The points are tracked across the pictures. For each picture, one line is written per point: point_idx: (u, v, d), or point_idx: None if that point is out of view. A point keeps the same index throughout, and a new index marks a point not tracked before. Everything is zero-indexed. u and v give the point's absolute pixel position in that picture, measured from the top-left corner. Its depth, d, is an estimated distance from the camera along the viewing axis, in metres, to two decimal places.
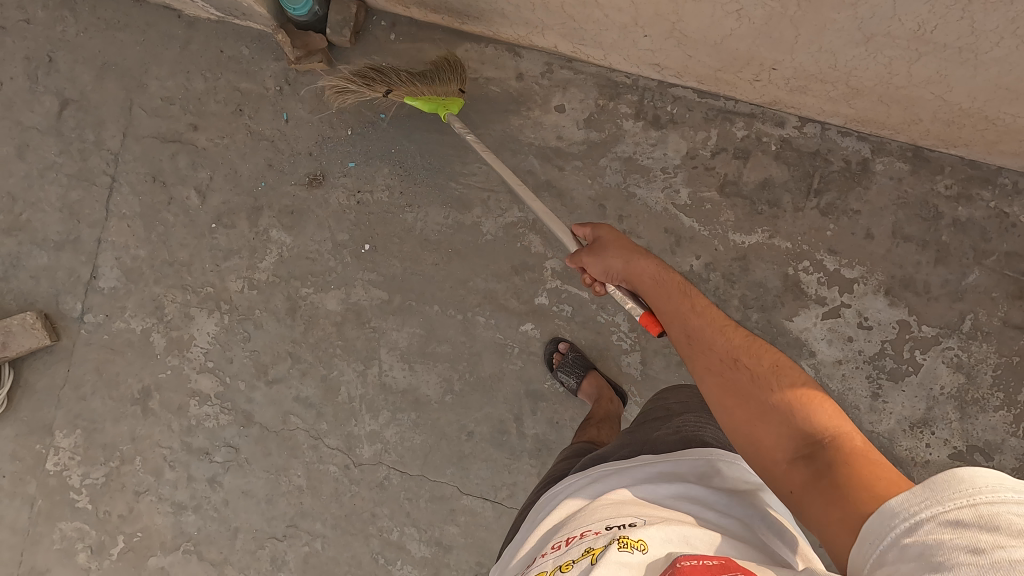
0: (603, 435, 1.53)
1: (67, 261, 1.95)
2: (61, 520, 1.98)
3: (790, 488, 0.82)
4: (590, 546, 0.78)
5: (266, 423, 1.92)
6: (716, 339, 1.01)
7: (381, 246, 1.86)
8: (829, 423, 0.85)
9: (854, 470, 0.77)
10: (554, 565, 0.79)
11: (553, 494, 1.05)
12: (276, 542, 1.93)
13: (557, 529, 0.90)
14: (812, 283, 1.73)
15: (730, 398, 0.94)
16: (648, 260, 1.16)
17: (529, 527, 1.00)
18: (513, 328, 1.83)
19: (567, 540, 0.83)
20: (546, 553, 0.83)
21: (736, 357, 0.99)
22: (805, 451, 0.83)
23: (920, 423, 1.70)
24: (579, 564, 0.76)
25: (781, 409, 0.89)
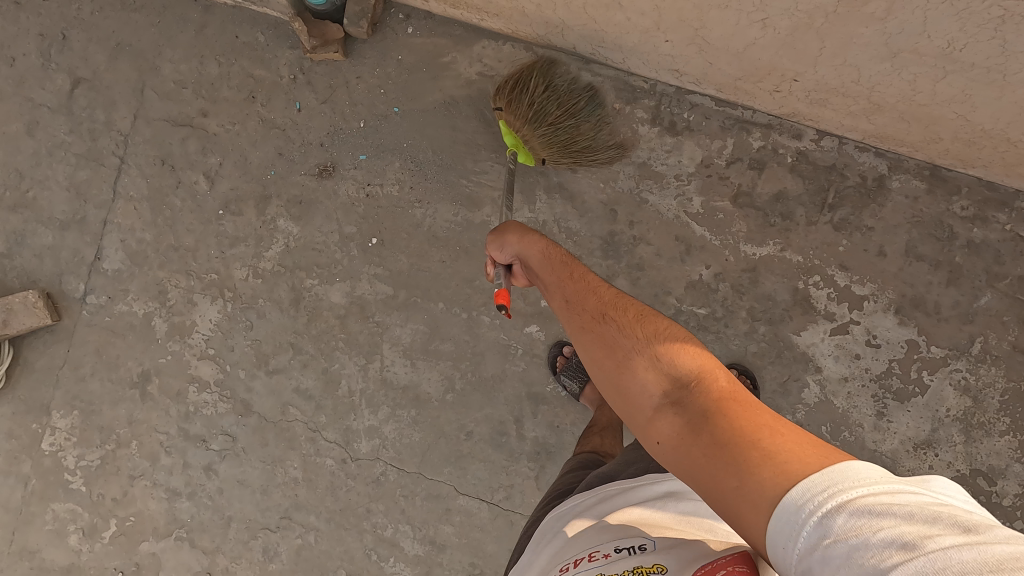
0: (605, 446, 1.51)
1: (72, 241, 1.94)
2: (54, 501, 1.98)
3: (659, 438, 0.82)
4: (604, 573, 0.82)
5: (265, 413, 1.91)
6: (609, 306, 1.02)
7: (388, 240, 1.84)
8: (694, 367, 0.85)
9: (727, 417, 0.76)
10: None
11: (568, 506, 1.07)
12: (269, 533, 1.92)
13: (571, 546, 0.94)
14: (822, 298, 1.71)
15: (600, 351, 0.96)
16: (538, 243, 1.21)
17: (546, 541, 1.03)
18: (517, 330, 1.82)
19: (581, 562, 0.87)
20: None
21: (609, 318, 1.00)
22: (675, 398, 0.82)
23: (924, 445, 1.69)
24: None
25: (638, 368, 0.89)
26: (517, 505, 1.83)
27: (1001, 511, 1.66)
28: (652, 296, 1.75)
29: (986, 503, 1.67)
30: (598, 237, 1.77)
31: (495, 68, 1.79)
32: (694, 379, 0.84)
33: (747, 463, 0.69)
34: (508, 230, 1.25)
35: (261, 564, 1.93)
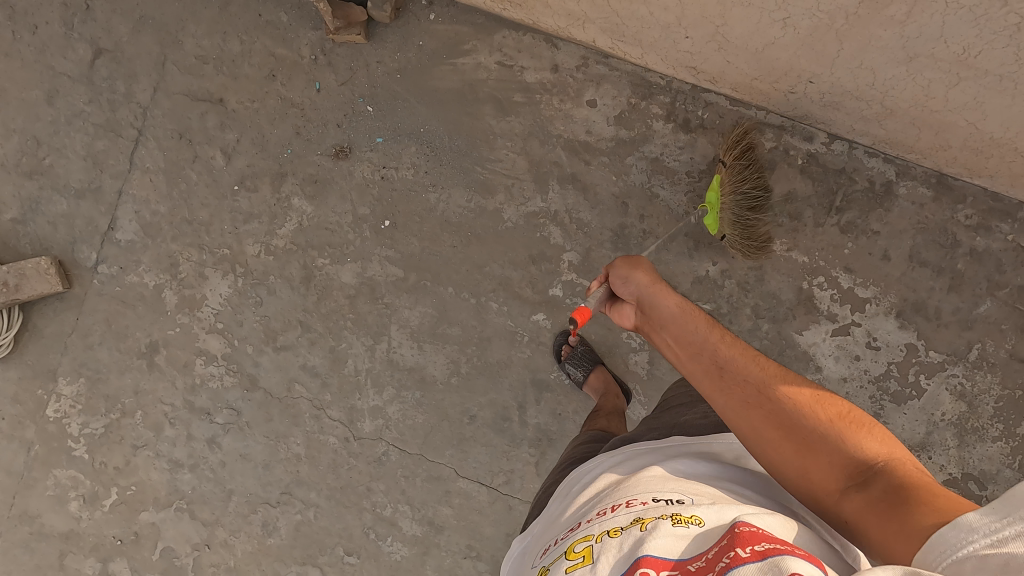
0: (613, 426, 1.55)
1: (87, 210, 1.95)
2: (56, 467, 2.00)
3: (843, 518, 0.87)
4: (640, 517, 0.81)
5: (270, 389, 1.93)
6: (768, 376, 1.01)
7: (401, 223, 1.86)
8: (880, 450, 0.88)
9: (912, 491, 0.82)
10: (599, 531, 0.82)
11: (591, 470, 1.08)
12: (269, 507, 1.94)
13: (600, 498, 0.93)
14: (825, 299, 1.74)
15: (774, 430, 0.95)
16: (673, 298, 1.11)
17: (566, 500, 1.03)
18: (525, 317, 1.84)
19: (614, 509, 0.86)
20: (592, 518, 0.86)
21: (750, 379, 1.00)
22: (860, 479, 0.87)
23: (918, 447, 1.72)
24: (628, 533, 0.79)
25: (826, 445, 0.91)
26: (515, 490, 1.86)
27: None
28: None
29: None
30: (609, 230, 1.79)
31: (514, 58, 1.82)
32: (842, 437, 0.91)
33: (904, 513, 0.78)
34: (625, 270, 1.14)
35: (260, 538, 1.95)
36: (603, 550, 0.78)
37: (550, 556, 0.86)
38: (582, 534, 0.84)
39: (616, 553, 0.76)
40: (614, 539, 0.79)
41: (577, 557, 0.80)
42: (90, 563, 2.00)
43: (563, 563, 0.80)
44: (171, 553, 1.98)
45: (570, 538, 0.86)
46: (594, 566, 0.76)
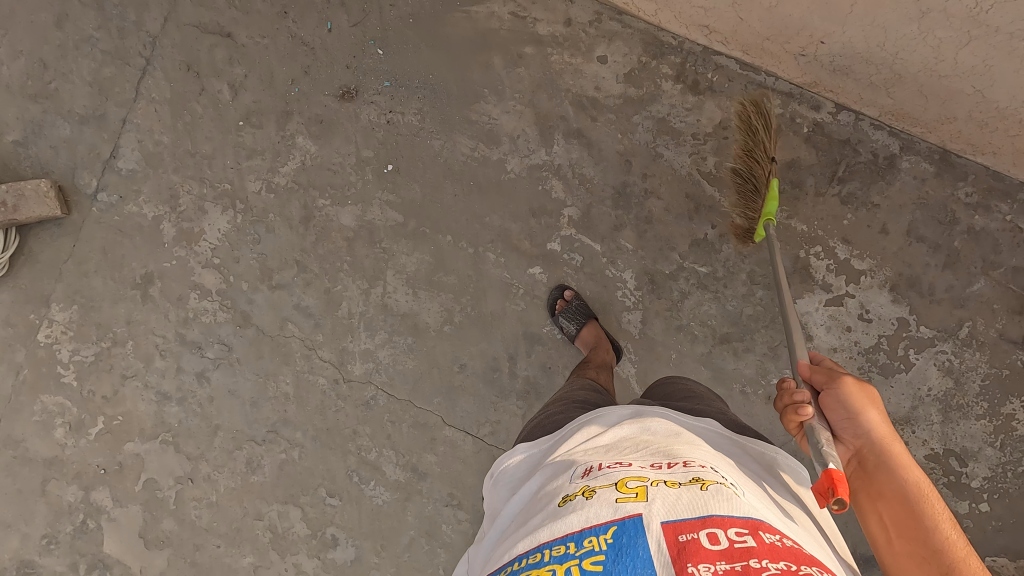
0: (601, 379, 1.55)
1: (90, 136, 1.94)
2: (44, 392, 2.00)
3: None
4: (696, 478, 0.80)
5: (263, 327, 1.92)
6: (961, 564, 0.86)
7: (404, 169, 1.86)
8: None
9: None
10: (653, 478, 0.81)
11: (615, 414, 1.06)
12: (254, 445, 1.95)
13: (645, 446, 0.91)
14: (821, 269, 1.75)
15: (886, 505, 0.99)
16: (915, 469, 0.97)
17: (585, 434, 1.01)
18: (521, 270, 1.84)
19: (665, 464, 0.85)
20: (641, 462, 0.85)
21: (939, 560, 0.87)
22: None
23: (902, 421, 1.74)
24: (686, 489, 0.77)
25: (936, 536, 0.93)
26: (501, 442, 1.87)
27: (968, 492, 1.73)
28: (657, 249, 1.80)
29: (955, 483, 1.73)
30: (611, 187, 1.80)
31: (528, 10, 1.83)
32: None
33: None
34: (852, 406, 1.08)
35: (244, 475, 1.96)
36: (660, 495, 0.76)
37: (590, 478, 0.83)
38: (634, 472, 0.83)
39: (675, 502, 0.74)
40: (670, 489, 0.77)
41: (629, 491, 0.77)
42: (72, 490, 2.02)
43: (613, 491, 0.77)
44: (154, 485, 2.00)
45: (613, 470, 0.84)
46: (650, 505, 0.74)
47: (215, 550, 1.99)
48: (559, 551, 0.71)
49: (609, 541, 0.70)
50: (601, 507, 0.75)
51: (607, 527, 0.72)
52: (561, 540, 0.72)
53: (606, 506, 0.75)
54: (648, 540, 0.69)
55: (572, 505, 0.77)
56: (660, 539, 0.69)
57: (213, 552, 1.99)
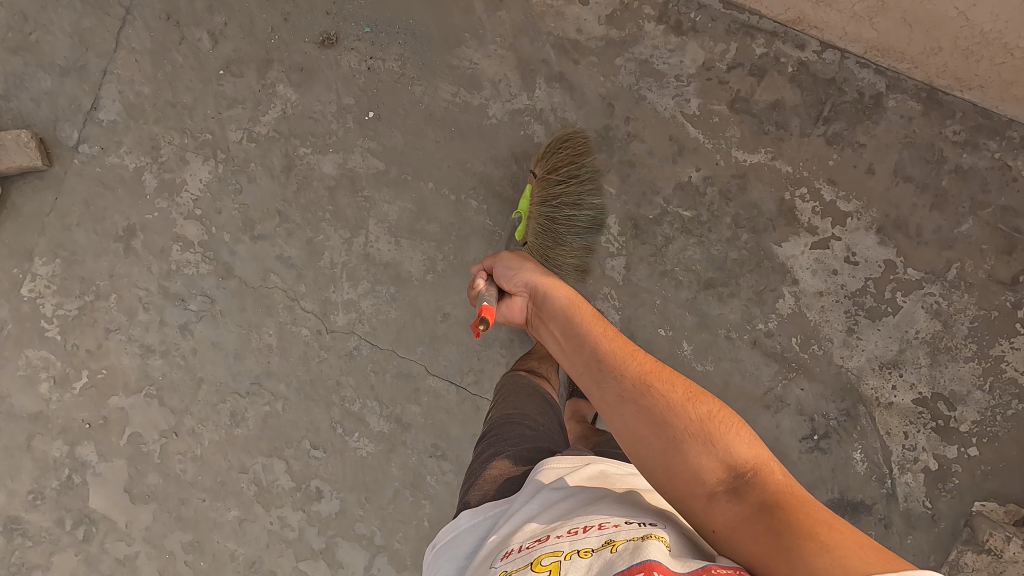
0: (541, 368, 1.59)
1: (70, 88, 1.93)
2: (29, 347, 2.00)
3: (713, 525, 0.81)
4: (611, 539, 0.79)
5: (246, 278, 1.91)
6: (610, 349, 1.01)
7: (385, 116, 1.84)
8: (748, 454, 0.84)
9: (786, 514, 0.75)
10: (568, 548, 0.81)
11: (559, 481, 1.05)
12: (238, 397, 1.94)
13: (569, 516, 0.91)
14: (807, 211, 1.72)
15: (652, 433, 0.88)
16: (564, 289, 1.19)
17: (528, 506, 1.01)
18: (504, 217, 1.82)
19: (585, 528, 0.84)
20: (560, 534, 0.85)
21: (593, 352, 1.02)
22: (729, 486, 0.82)
23: (889, 364, 1.72)
24: (597, 554, 0.76)
25: (693, 442, 0.86)
26: (485, 391, 1.85)
27: (956, 436, 1.71)
28: (640, 193, 1.77)
29: (943, 427, 1.71)
30: (594, 131, 1.78)
31: None
32: (750, 467, 0.83)
33: (801, 549, 0.70)
34: (513, 264, 1.28)
35: (228, 428, 1.95)
36: (570, 567, 0.76)
37: (513, 562, 0.84)
38: (551, 547, 0.83)
39: (583, 571, 0.74)
40: (582, 558, 0.77)
41: (542, 569, 0.77)
42: (58, 446, 2.01)
43: (527, 572, 0.78)
44: (139, 439, 1.99)
45: (535, 548, 0.85)
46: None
47: (201, 504, 1.98)
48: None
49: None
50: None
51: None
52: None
53: None
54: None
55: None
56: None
57: (198, 506, 1.98)
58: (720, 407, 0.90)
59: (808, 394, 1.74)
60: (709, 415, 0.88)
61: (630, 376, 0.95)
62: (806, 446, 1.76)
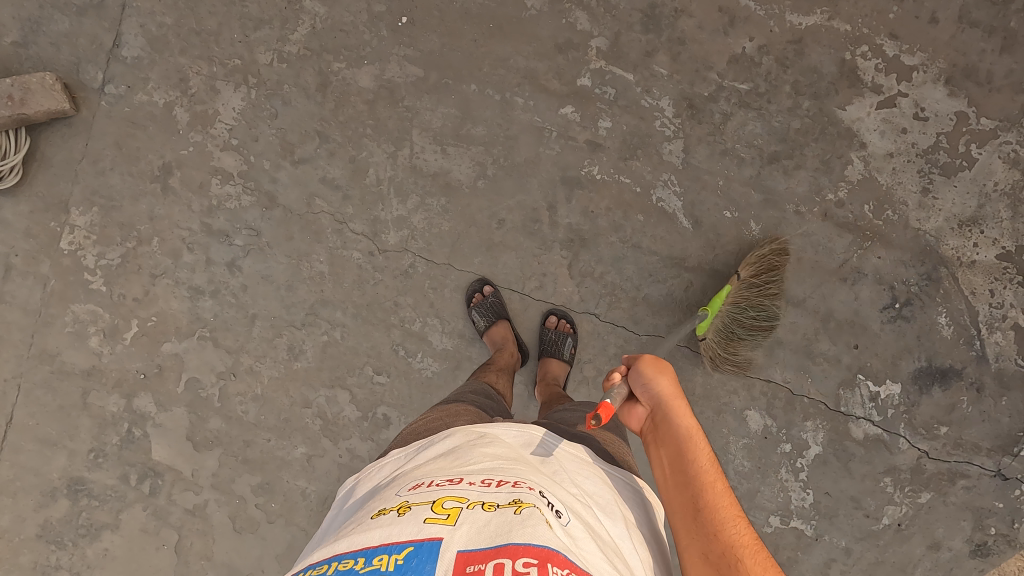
0: (499, 385, 1.60)
1: (90, 27, 1.87)
2: (74, 302, 1.95)
3: None
4: (519, 500, 0.77)
5: (290, 206, 1.86)
6: (721, 509, 0.89)
7: (419, 20, 1.78)
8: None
9: None
10: (475, 497, 0.78)
11: (478, 426, 1.03)
12: (295, 330, 1.89)
13: (489, 460, 0.89)
14: (870, 70, 1.66)
15: None
16: (688, 415, 1.02)
17: (442, 444, 0.98)
18: (552, 112, 1.76)
19: (497, 482, 0.82)
20: (472, 479, 0.82)
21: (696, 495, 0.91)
22: None
23: (969, 222, 1.66)
24: (501, 513, 0.74)
25: None
26: (549, 295, 1.80)
27: None
28: (693, 72, 1.71)
29: None
30: (638, 11, 1.71)
31: None
32: None
33: None
34: (646, 372, 1.08)
35: (287, 363, 1.90)
36: (471, 518, 0.72)
37: (415, 493, 0.80)
38: (459, 490, 0.79)
39: (483, 526, 0.71)
40: (485, 512, 0.74)
41: (441, 512, 0.73)
42: (114, 400, 1.97)
43: (425, 510, 0.74)
44: (196, 384, 1.94)
45: (441, 487, 0.81)
46: (455, 529, 0.70)
47: (267, 444, 1.94)
48: (344, 566, 0.67)
49: (398, 562, 0.66)
50: (406, 526, 0.71)
51: (402, 547, 0.68)
52: (353, 553, 0.69)
53: (410, 527, 0.71)
54: (436, 568, 0.65)
55: (382, 521, 0.74)
56: (448, 570, 0.65)
57: (264, 446, 1.94)
58: None
59: (886, 262, 1.68)
60: None
61: (722, 545, 0.86)
62: (888, 316, 1.70)
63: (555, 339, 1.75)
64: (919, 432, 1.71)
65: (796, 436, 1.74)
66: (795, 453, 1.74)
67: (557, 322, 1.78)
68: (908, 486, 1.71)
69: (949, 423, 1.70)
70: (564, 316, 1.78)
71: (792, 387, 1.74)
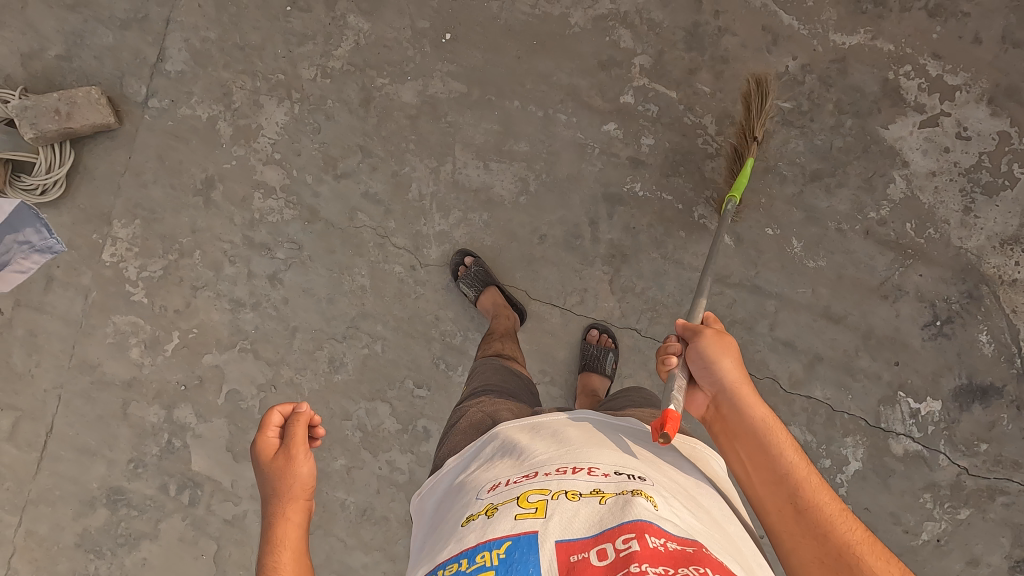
0: (506, 349, 1.59)
1: (133, 41, 1.88)
2: (115, 313, 1.97)
3: None
4: (599, 487, 0.80)
5: (332, 219, 1.87)
6: (805, 483, 0.89)
7: (462, 36, 1.79)
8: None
9: None
10: (556, 487, 0.80)
11: (534, 414, 1.04)
12: (335, 343, 1.90)
13: (558, 443, 0.90)
14: (912, 89, 1.67)
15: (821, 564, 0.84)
16: (756, 398, 0.99)
17: (503, 431, 0.98)
18: (595, 128, 1.77)
19: (572, 468, 0.85)
20: (547, 469, 0.84)
21: (775, 464, 0.91)
22: None
23: (1011, 240, 1.67)
24: (587, 502, 0.77)
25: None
26: (590, 310, 1.80)
27: None
28: (736, 90, 1.72)
29: None
30: (682, 29, 1.72)
31: None
32: None
33: None
34: (707, 355, 1.04)
35: (327, 375, 1.92)
36: (559, 510, 0.76)
37: (496, 492, 0.83)
38: (539, 483, 0.82)
39: (572, 517, 0.75)
40: (571, 502, 0.77)
41: (529, 507, 0.77)
42: (154, 411, 1.98)
43: (514, 507, 0.78)
44: (236, 396, 1.96)
45: (520, 482, 0.84)
46: (547, 522, 0.74)
47: None
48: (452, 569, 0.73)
49: (501, 557, 0.71)
50: (501, 524, 0.76)
51: (502, 543, 0.73)
52: (458, 557, 0.74)
53: (504, 526, 0.75)
54: (539, 558, 0.70)
55: (475, 524, 0.78)
56: (551, 561, 0.70)
57: None
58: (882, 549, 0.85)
59: (927, 279, 1.70)
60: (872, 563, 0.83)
61: (814, 519, 0.87)
62: (929, 334, 1.71)
63: (595, 353, 1.73)
64: (959, 449, 1.72)
65: (836, 452, 1.75)
66: (835, 469, 1.75)
67: (599, 337, 1.77)
68: (947, 503, 1.72)
69: (989, 440, 1.71)
70: (605, 330, 1.77)
71: (832, 403, 1.75)
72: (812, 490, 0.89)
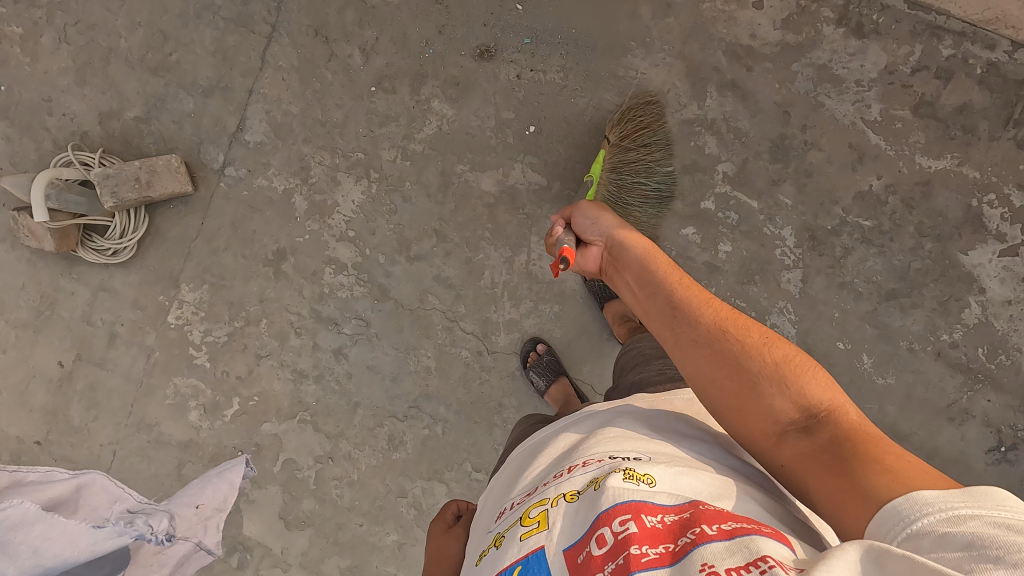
0: None
1: (214, 108, 1.88)
2: (176, 375, 1.93)
3: (782, 463, 0.73)
4: (595, 475, 0.72)
5: (402, 300, 1.87)
6: (726, 319, 0.85)
7: (547, 129, 1.81)
8: (824, 394, 0.73)
9: (857, 443, 0.67)
10: (555, 494, 0.73)
11: (542, 431, 0.96)
12: (395, 421, 1.91)
13: (562, 453, 0.83)
14: (995, 217, 1.69)
15: (719, 370, 0.80)
16: (641, 239, 1.03)
17: (521, 458, 0.92)
18: (673, 232, 1.76)
19: (569, 468, 0.76)
20: (547, 480, 0.76)
21: (668, 296, 0.90)
22: (802, 424, 0.72)
23: None
24: (581, 496, 0.69)
25: (764, 378, 0.76)
26: None
27: None
28: (818, 203, 1.73)
29: None
30: (767, 140, 1.74)
31: None
32: (825, 411, 0.72)
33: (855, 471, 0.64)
34: (592, 213, 1.11)
35: (386, 453, 1.92)
36: (560, 517, 0.68)
37: (505, 521, 0.76)
38: (539, 497, 0.75)
39: (574, 519, 0.67)
40: (570, 503, 0.69)
41: (532, 523, 0.70)
42: None
43: (518, 530, 0.71)
44: (293, 464, 1.94)
45: (523, 503, 0.77)
46: (551, 532, 0.67)
47: (358, 529, 1.94)
48: None
49: None
50: (509, 550, 0.69)
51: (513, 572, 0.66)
52: None
53: (511, 551, 0.68)
54: None
55: (488, 562, 0.71)
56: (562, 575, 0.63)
57: (356, 530, 1.94)
58: (796, 351, 0.79)
59: (996, 406, 1.71)
60: (789, 363, 0.77)
61: (706, 324, 0.84)
62: (993, 459, 1.72)
63: None
64: None
65: None
66: None
67: None
68: None
69: None
70: None
71: None
72: (702, 308, 0.87)
